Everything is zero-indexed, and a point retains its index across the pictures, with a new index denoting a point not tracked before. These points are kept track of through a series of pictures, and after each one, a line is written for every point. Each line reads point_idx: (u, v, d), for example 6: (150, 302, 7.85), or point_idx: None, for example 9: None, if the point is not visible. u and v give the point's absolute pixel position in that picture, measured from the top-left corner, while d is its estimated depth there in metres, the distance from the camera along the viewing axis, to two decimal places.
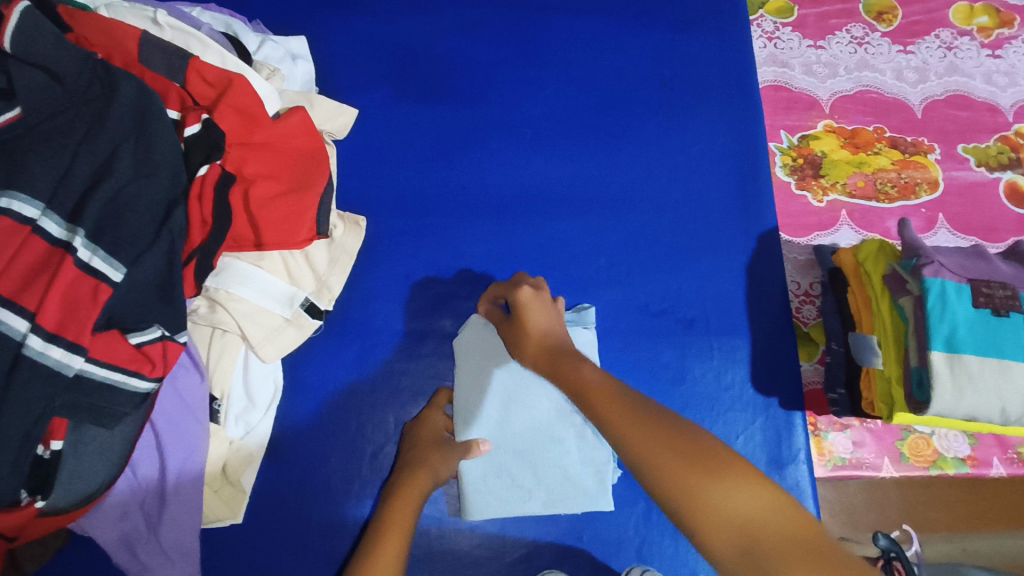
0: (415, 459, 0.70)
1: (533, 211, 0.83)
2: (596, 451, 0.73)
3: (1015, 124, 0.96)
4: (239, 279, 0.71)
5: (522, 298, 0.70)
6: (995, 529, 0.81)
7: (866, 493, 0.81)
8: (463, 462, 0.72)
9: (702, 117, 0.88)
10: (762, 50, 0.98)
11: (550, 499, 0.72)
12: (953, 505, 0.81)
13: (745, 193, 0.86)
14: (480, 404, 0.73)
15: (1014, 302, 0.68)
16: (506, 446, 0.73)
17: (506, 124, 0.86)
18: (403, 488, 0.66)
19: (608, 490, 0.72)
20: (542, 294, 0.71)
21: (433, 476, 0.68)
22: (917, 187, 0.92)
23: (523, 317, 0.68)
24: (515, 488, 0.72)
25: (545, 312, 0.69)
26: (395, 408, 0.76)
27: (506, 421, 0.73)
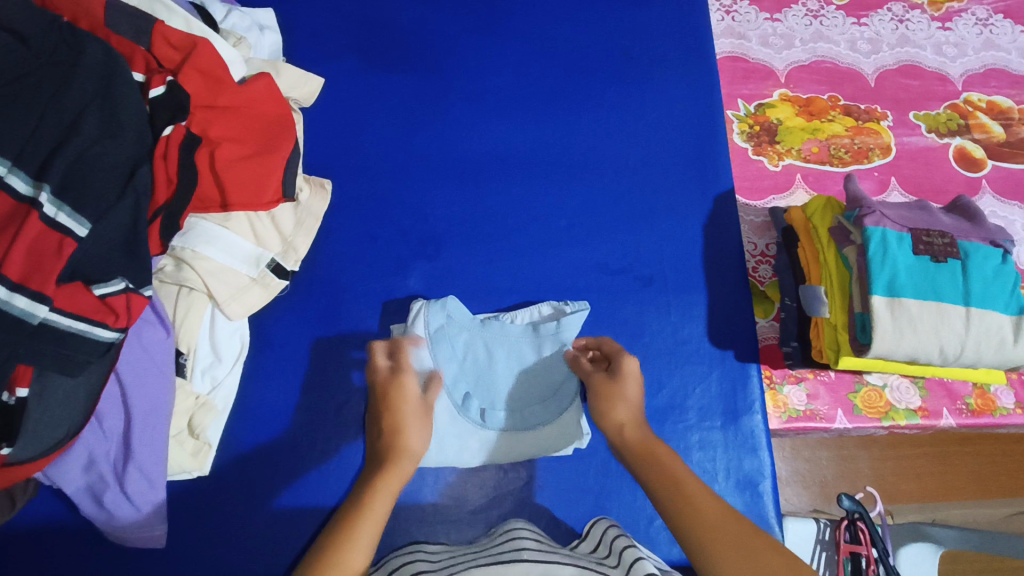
0: (401, 444, 0.62)
1: (495, 176, 0.86)
2: (512, 434, 0.75)
3: (963, 92, 1.00)
4: (204, 238, 0.72)
5: (630, 369, 0.69)
6: (936, 492, 0.99)
7: (837, 467, 0.99)
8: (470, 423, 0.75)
9: (661, 84, 0.92)
10: (720, 22, 1.01)
11: (465, 456, 0.74)
12: (916, 478, 1.00)
13: (702, 156, 0.89)
14: (504, 382, 0.77)
15: (952, 250, 0.71)
16: (476, 415, 0.75)
17: (470, 93, 0.89)
18: (386, 472, 0.60)
19: (465, 455, 0.74)
20: (615, 377, 0.69)
21: (410, 461, 0.62)
22: (870, 152, 0.95)
23: (625, 387, 0.68)
24: (442, 433, 0.74)
25: (617, 394, 0.67)
26: (424, 317, 0.76)
27: (491, 414, 0.76)
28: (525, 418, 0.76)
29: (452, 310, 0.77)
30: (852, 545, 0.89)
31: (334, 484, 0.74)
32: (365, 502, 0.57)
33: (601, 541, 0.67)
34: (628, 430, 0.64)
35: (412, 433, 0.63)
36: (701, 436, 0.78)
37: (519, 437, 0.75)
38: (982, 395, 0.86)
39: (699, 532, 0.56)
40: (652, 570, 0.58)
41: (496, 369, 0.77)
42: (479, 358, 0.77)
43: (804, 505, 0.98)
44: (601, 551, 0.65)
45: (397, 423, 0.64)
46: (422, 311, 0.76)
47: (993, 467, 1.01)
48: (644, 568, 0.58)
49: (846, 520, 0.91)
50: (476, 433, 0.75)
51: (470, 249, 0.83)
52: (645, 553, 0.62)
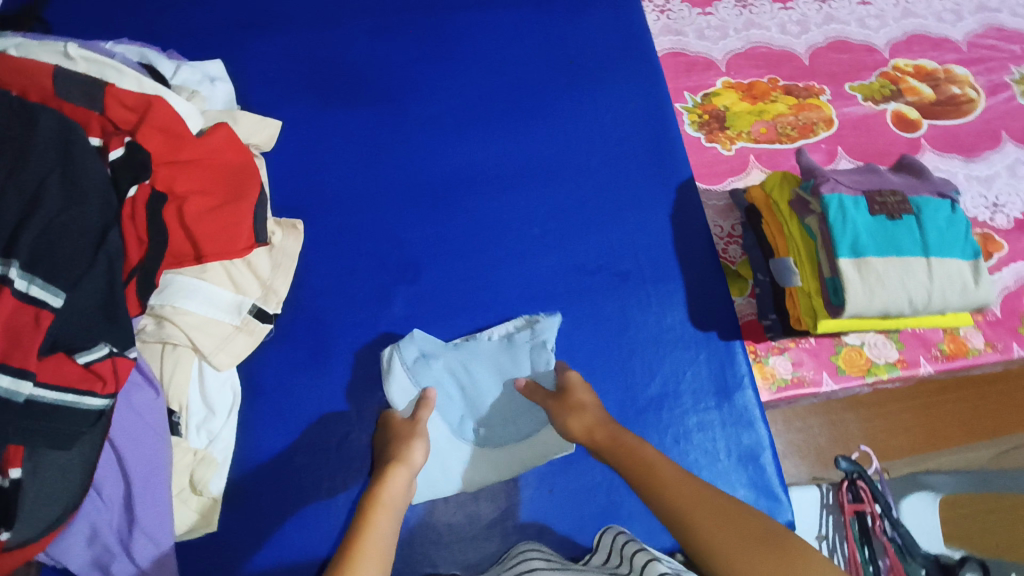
0: (395, 455, 0.68)
1: (465, 194, 0.88)
2: (508, 446, 0.78)
3: (890, 59, 1.06)
4: (183, 293, 0.72)
5: (573, 379, 0.74)
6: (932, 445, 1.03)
7: (830, 433, 1.01)
8: (464, 447, 0.77)
9: (611, 86, 0.95)
10: (657, 22, 1.06)
11: (472, 480, 0.76)
12: (909, 433, 1.03)
13: (659, 149, 0.92)
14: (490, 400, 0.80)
15: (905, 205, 0.74)
16: (472, 436, 0.78)
17: (427, 117, 0.91)
18: (388, 481, 0.65)
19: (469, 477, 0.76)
20: (565, 390, 0.74)
21: (410, 471, 0.67)
22: (815, 127, 1.00)
23: (575, 396, 0.72)
24: (444, 462, 0.76)
25: (573, 406, 0.72)
26: (398, 356, 0.78)
27: (484, 433, 0.78)
28: (517, 430, 0.78)
29: (422, 344, 0.79)
30: (856, 505, 0.97)
31: (345, 520, 0.74)
32: (369, 510, 0.61)
33: (611, 550, 0.68)
34: (597, 431, 0.69)
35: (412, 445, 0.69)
36: (698, 418, 0.80)
37: (513, 447, 0.78)
38: (953, 338, 0.90)
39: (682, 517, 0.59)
40: (664, 570, 0.60)
41: (481, 388, 0.80)
42: (461, 380, 0.80)
43: (805, 475, 1.00)
44: (613, 561, 0.66)
45: (396, 448, 0.69)
46: (394, 353, 0.78)
47: (978, 411, 1.05)
48: (656, 568, 0.59)
49: (847, 481, 0.98)
50: (475, 454, 0.77)
51: (449, 269, 0.84)
52: (658, 557, 0.63)
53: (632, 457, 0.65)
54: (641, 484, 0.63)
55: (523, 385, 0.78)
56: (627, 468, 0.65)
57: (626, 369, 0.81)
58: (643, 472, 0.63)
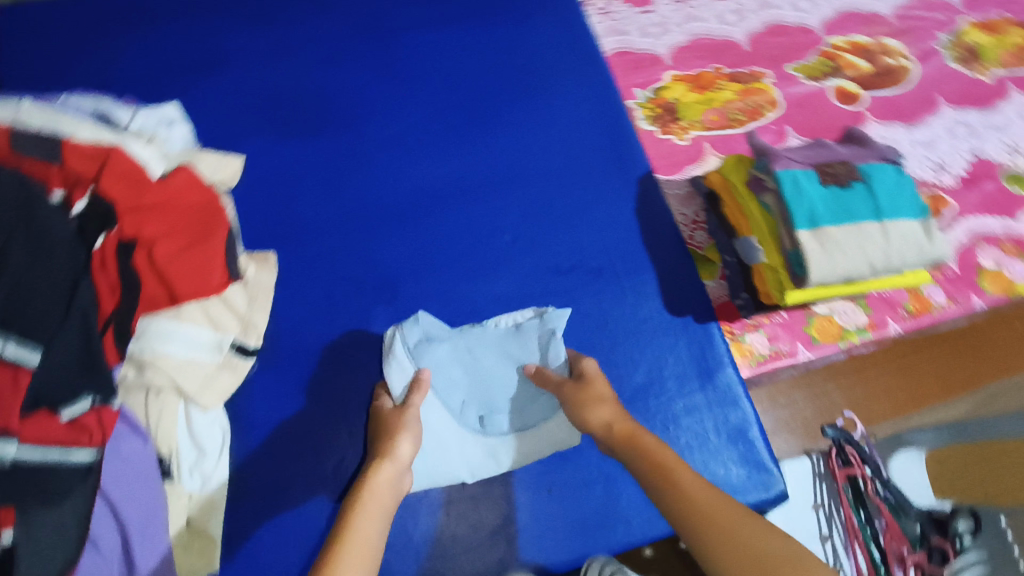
0: (384, 448, 0.72)
1: (433, 209, 0.89)
2: (509, 433, 0.79)
3: (827, 38, 1.11)
4: (161, 337, 0.71)
5: (591, 371, 0.76)
6: (911, 404, 1.06)
7: (814, 403, 1.04)
8: (466, 433, 0.78)
9: (564, 89, 0.98)
10: (601, 24, 1.09)
11: (475, 470, 0.77)
12: (892, 396, 1.06)
13: (617, 146, 0.95)
14: (496, 387, 0.81)
15: (854, 174, 0.78)
16: (475, 423, 0.79)
17: (388, 137, 0.93)
18: (375, 478, 0.69)
19: (471, 463, 0.77)
20: (584, 381, 0.75)
21: (398, 468, 0.70)
22: (762, 109, 1.04)
23: (594, 388, 0.75)
24: (447, 448, 0.77)
25: (591, 397, 0.74)
26: (400, 336, 0.80)
27: (487, 420, 0.79)
28: (520, 416, 0.80)
29: (426, 327, 0.81)
30: (847, 469, 0.99)
31: None
32: (356, 510, 0.66)
33: None
34: (615, 425, 0.71)
35: (404, 437, 0.73)
36: (685, 402, 0.82)
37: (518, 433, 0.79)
38: (917, 297, 0.94)
39: (698, 519, 0.63)
40: None
41: (488, 375, 0.81)
42: (465, 364, 0.81)
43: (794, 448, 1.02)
44: None
45: (386, 439, 0.73)
46: (398, 336, 0.81)
47: (953, 365, 1.09)
48: None
49: (835, 447, 1.01)
50: (479, 441, 0.78)
51: (425, 283, 0.85)
52: None
53: (647, 458, 0.68)
54: (653, 481, 0.67)
55: (533, 371, 0.80)
56: (641, 465, 0.68)
57: (609, 362, 0.83)
58: (658, 472, 0.67)
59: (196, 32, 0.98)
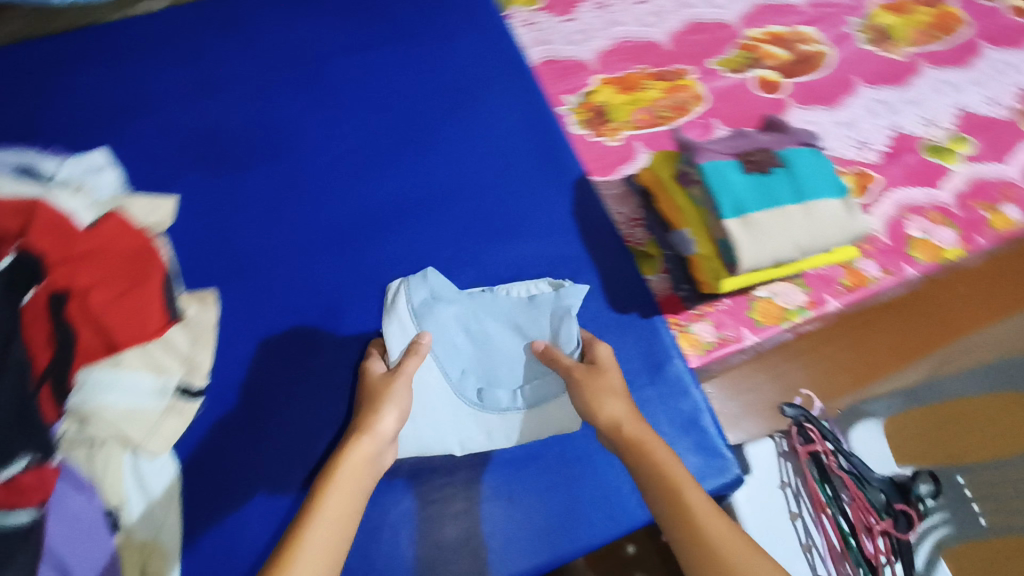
0: (365, 422, 0.70)
1: (373, 230, 0.89)
2: (503, 409, 0.81)
3: (744, 31, 1.15)
4: (101, 388, 0.71)
5: (605, 359, 0.77)
6: (870, 376, 1.06)
7: (776, 383, 1.05)
8: (462, 401, 0.80)
9: (493, 102, 0.99)
10: (526, 35, 1.12)
11: (465, 443, 0.79)
12: (849, 369, 1.07)
13: (550, 153, 0.97)
14: (500, 360, 0.83)
15: (774, 159, 0.80)
16: (473, 394, 0.81)
17: (322, 164, 0.93)
18: (351, 454, 0.67)
19: (461, 434, 0.79)
20: (600, 369, 0.75)
21: (376, 444, 0.68)
22: (687, 105, 1.07)
23: (607, 378, 0.74)
24: (437, 417, 0.79)
25: (603, 387, 0.73)
26: (405, 292, 0.81)
27: (485, 393, 0.81)
28: (519, 391, 0.82)
29: (434, 286, 0.82)
30: (809, 446, 0.97)
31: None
32: (323, 493, 0.63)
33: None
34: (626, 425, 0.70)
35: (391, 415, 0.71)
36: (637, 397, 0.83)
37: (516, 407, 0.80)
38: (852, 272, 0.97)
39: (702, 553, 0.59)
40: None
41: (493, 347, 0.83)
42: (469, 328, 0.83)
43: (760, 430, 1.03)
44: None
45: (371, 414, 0.71)
46: (403, 292, 0.82)
47: (909, 332, 1.09)
48: None
49: (797, 426, 1.00)
50: (474, 412, 0.80)
51: (369, 305, 0.85)
52: None
53: (653, 472, 0.65)
54: (654, 492, 0.64)
55: (541, 348, 0.80)
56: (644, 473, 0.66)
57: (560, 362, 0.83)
58: (660, 480, 0.65)
59: (119, 76, 0.97)
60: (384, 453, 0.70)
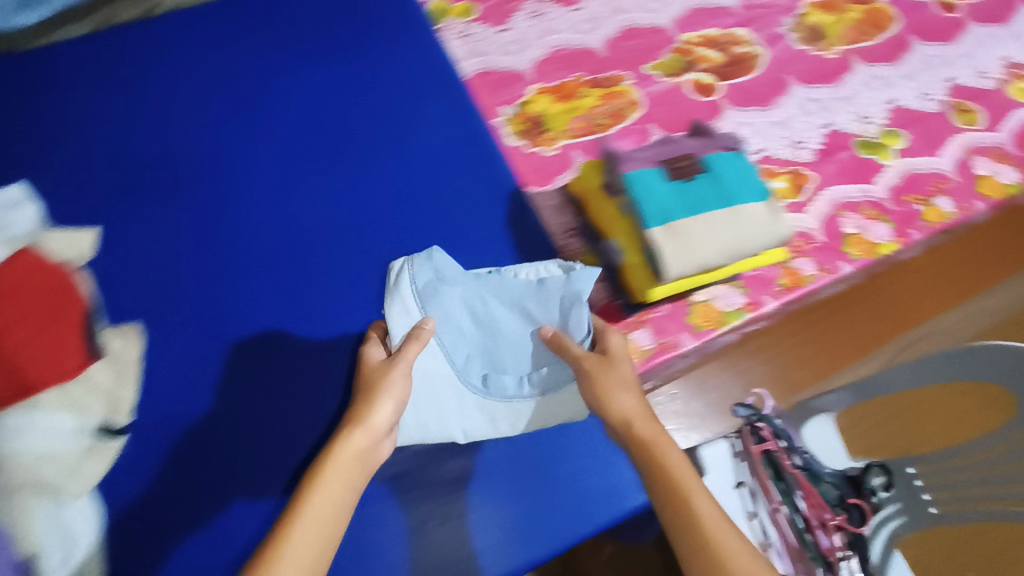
0: (359, 416, 0.71)
1: (306, 253, 0.88)
2: (506, 399, 0.84)
3: (679, 35, 1.15)
4: (18, 432, 0.72)
5: (615, 352, 0.78)
6: (832, 367, 1.04)
7: (735, 378, 1.03)
8: (466, 387, 0.83)
9: (426, 119, 1.00)
10: (462, 46, 1.10)
11: (468, 431, 0.82)
12: (811, 361, 1.04)
13: (485, 168, 0.97)
14: (505, 347, 0.84)
15: (698, 165, 0.81)
16: (478, 380, 0.84)
17: (252, 188, 0.92)
18: (343, 448, 0.68)
19: (463, 422, 0.83)
20: (615, 364, 0.77)
21: (367, 439, 0.70)
22: (624, 112, 1.07)
23: (620, 372, 0.76)
24: (442, 401, 0.82)
25: (618, 381, 0.75)
26: (409, 273, 0.84)
27: (489, 380, 0.84)
28: (525, 380, 0.84)
29: (439, 267, 0.84)
30: (762, 445, 0.94)
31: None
32: (315, 487, 0.64)
33: None
34: (636, 421, 0.71)
35: (385, 411, 0.72)
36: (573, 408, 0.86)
37: (522, 396, 0.84)
38: (790, 272, 0.98)
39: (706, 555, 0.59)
40: None
41: (500, 333, 0.84)
42: (474, 311, 0.83)
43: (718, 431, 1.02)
44: None
45: (370, 407, 0.72)
46: (408, 273, 0.83)
47: (877, 316, 1.06)
48: None
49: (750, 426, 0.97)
50: (479, 399, 0.83)
51: (303, 330, 0.84)
52: None
53: (660, 472, 0.66)
54: (660, 489, 0.65)
55: (549, 335, 0.81)
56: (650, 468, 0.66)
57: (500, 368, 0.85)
58: (665, 477, 0.65)
59: (39, 106, 0.94)
60: (379, 445, 0.72)
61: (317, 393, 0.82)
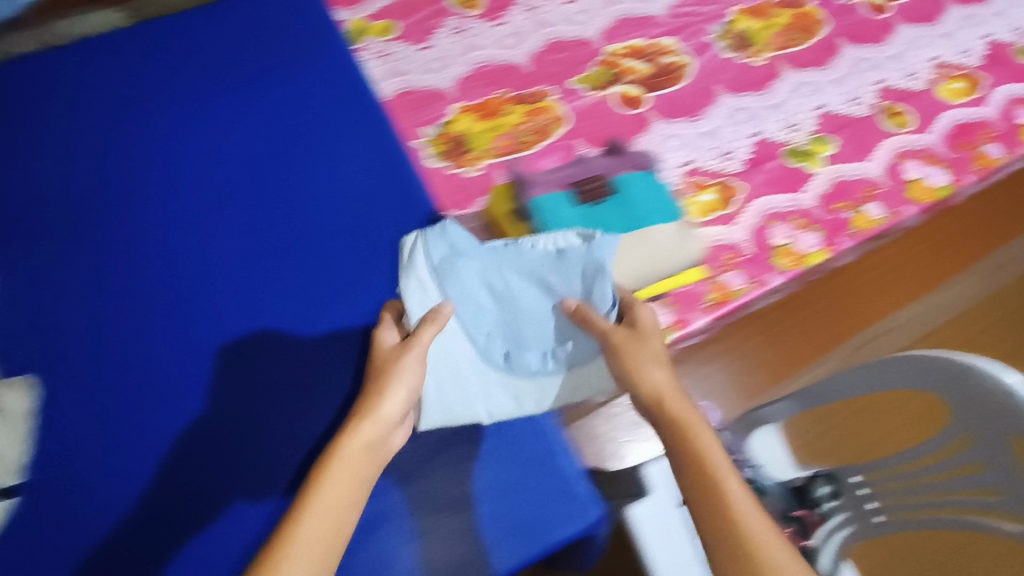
0: (371, 403, 0.71)
1: (215, 295, 0.87)
2: (525, 376, 0.83)
3: (605, 47, 1.13)
4: None
5: (646, 321, 0.75)
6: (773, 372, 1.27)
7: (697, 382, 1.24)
8: (485, 367, 0.82)
9: (341, 147, 0.97)
10: (380, 68, 1.07)
11: (493, 410, 0.82)
12: (759, 367, 1.27)
13: (402, 194, 0.94)
14: (528, 318, 0.82)
15: None
16: (499, 359, 0.83)
17: (159, 228, 0.89)
18: (353, 440, 0.68)
19: (484, 402, 0.82)
20: (643, 336, 0.74)
21: (376, 429, 0.70)
22: (550, 127, 1.05)
23: (652, 344, 0.73)
24: (462, 382, 0.81)
25: (648, 354, 0.72)
26: (423, 249, 0.84)
27: (513, 355, 0.82)
28: (548, 356, 0.82)
29: (452, 239, 0.84)
30: None
31: None
32: (320, 480, 0.65)
33: None
34: (666, 393, 0.69)
35: (396, 400, 0.72)
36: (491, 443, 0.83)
37: (547, 368, 0.82)
38: (719, 286, 0.96)
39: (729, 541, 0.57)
40: None
41: (520, 307, 0.82)
42: (495, 285, 0.82)
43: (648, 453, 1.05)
44: None
45: (381, 396, 0.72)
46: (422, 248, 0.84)
47: (816, 326, 1.27)
48: None
49: None
50: (501, 376, 0.82)
51: (211, 375, 0.83)
52: None
53: (689, 455, 0.64)
54: (689, 474, 0.63)
55: (572, 307, 0.78)
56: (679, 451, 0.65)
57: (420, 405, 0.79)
58: (695, 463, 0.63)
59: None
60: (389, 436, 0.72)
61: (236, 433, 0.81)
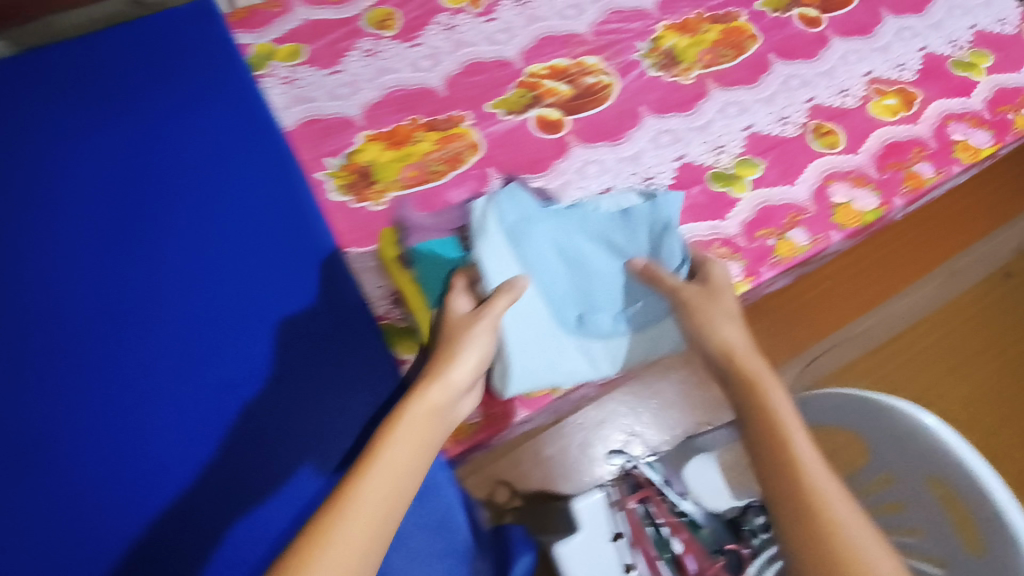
0: (439, 362, 0.63)
1: (85, 345, 0.78)
2: (598, 339, 0.78)
3: (525, 67, 1.09)
4: None
5: (720, 282, 0.73)
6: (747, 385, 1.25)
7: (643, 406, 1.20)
8: (558, 331, 0.76)
9: (235, 174, 0.88)
10: (284, 95, 1.02)
11: (573, 376, 0.77)
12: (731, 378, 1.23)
13: (299, 229, 0.86)
14: (599, 280, 0.77)
15: None
16: (573, 321, 0.78)
17: (27, 267, 0.81)
18: (415, 404, 0.60)
19: (565, 368, 0.76)
20: (717, 295, 0.71)
21: (444, 395, 0.62)
22: (462, 155, 1.00)
23: (725, 302, 0.70)
24: (545, 346, 0.75)
25: (722, 314, 0.69)
26: (496, 212, 0.74)
27: (584, 319, 0.78)
28: (618, 317, 0.79)
29: (518, 200, 0.76)
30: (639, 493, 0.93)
31: None
32: (377, 447, 0.57)
33: None
34: (737, 351, 0.66)
35: (468, 365, 0.64)
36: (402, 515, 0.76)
37: (620, 328, 0.78)
38: None
39: (807, 506, 0.54)
40: None
41: (593, 270, 0.77)
42: (566, 246, 0.77)
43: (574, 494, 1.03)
44: None
45: (455, 358, 0.64)
46: (487, 206, 0.74)
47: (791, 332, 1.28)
48: None
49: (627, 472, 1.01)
50: (579, 338, 0.77)
51: (74, 437, 0.74)
52: None
53: (763, 415, 0.60)
54: (763, 432, 0.59)
55: (642, 266, 0.75)
56: (751, 409, 0.61)
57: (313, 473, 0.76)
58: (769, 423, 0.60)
59: None
60: (457, 403, 0.64)
61: (101, 501, 0.72)
